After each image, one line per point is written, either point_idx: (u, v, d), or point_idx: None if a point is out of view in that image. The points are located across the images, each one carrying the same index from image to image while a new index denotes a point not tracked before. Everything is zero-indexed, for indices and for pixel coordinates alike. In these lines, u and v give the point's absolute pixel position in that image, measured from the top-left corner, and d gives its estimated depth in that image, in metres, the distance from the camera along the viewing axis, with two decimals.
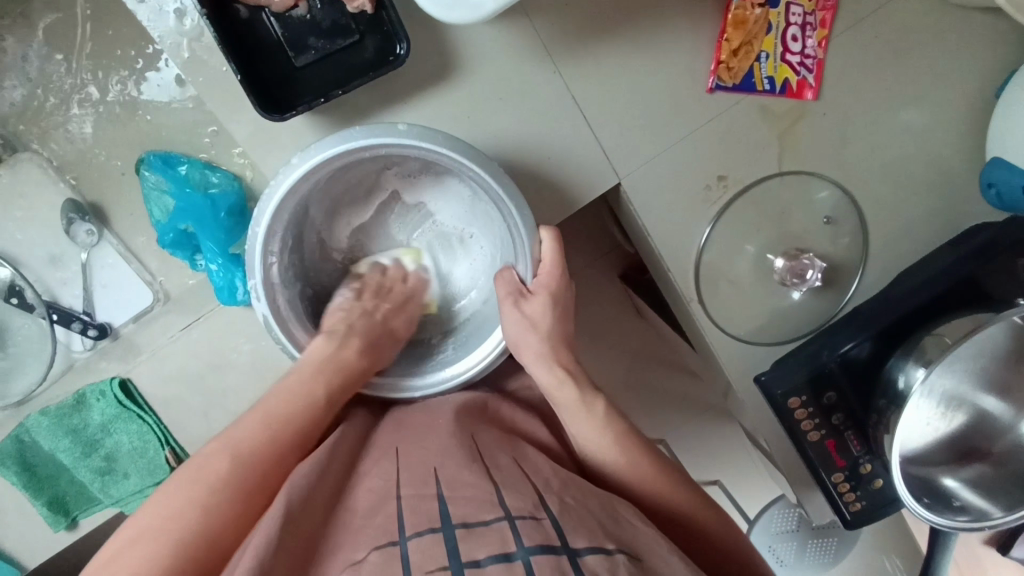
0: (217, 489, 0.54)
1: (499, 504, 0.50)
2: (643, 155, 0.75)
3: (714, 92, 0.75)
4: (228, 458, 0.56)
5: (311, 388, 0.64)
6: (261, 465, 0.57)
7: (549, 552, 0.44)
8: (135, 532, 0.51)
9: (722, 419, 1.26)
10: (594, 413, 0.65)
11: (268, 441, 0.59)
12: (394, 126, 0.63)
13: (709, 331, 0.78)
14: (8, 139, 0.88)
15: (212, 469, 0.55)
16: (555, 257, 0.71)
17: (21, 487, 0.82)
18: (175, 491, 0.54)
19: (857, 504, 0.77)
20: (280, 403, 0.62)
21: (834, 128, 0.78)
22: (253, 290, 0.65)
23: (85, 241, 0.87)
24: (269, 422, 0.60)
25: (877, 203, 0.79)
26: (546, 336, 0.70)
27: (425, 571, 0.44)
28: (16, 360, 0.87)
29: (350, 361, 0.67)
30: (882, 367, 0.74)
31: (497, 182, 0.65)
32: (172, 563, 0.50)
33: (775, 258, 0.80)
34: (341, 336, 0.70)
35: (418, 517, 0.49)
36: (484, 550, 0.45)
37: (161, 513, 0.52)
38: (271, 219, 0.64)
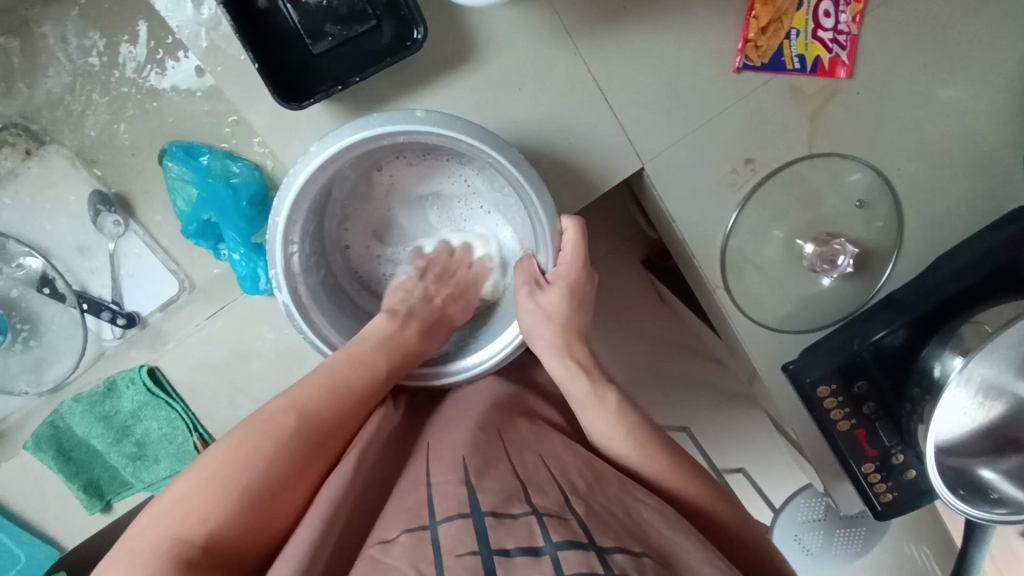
0: (289, 447, 0.55)
1: (526, 500, 0.50)
2: (667, 139, 0.73)
3: (741, 72, 0.73)
4: (297, 417, 0.57)
5: (374, 360, 0.64)
6: (322, 425, 0.58)
7: (578, 547, 0.44)
8: (208, 474, 0.51)
9: (747, 406, 1.24)
10: (606, 406, 0.65)
11: (335, 407, 0.59)
12: (413, 112, 0.62)
13: (736, 319, 0.76)
14: (35, 132, 0.89)
15: (277, 423, 0.56)
16: (576, 246, 0.69)
17: (57, 471, 0.83)
18: (245, 442, 0.54)
19: (888, 495, 0.75)
20: (345, 367, 0.62)
21: (869, 107, 0.74)
22: (275, 280, 0.66)
23: (112, 232, 0.88)
24: (335, 387, 0.60)
25: (915, 184, 0.76)
26: (561, 326, 0.70)
27: (454, 554, 0.43)
28: (49, 348, 0.90)
29: (410, 341, 0.69)
30: (917, 356, 0.72)
31: (517, 168, 0.64)
32: (235, 511, 0.50)
33: (805, 243, 0.77)
34: (403, 319, 0.71)
35: (448, 503, 0.49)
36: (513, 541, 0.44)
37: (231, 462, 0.52)
38: (290, 209, 0.64)
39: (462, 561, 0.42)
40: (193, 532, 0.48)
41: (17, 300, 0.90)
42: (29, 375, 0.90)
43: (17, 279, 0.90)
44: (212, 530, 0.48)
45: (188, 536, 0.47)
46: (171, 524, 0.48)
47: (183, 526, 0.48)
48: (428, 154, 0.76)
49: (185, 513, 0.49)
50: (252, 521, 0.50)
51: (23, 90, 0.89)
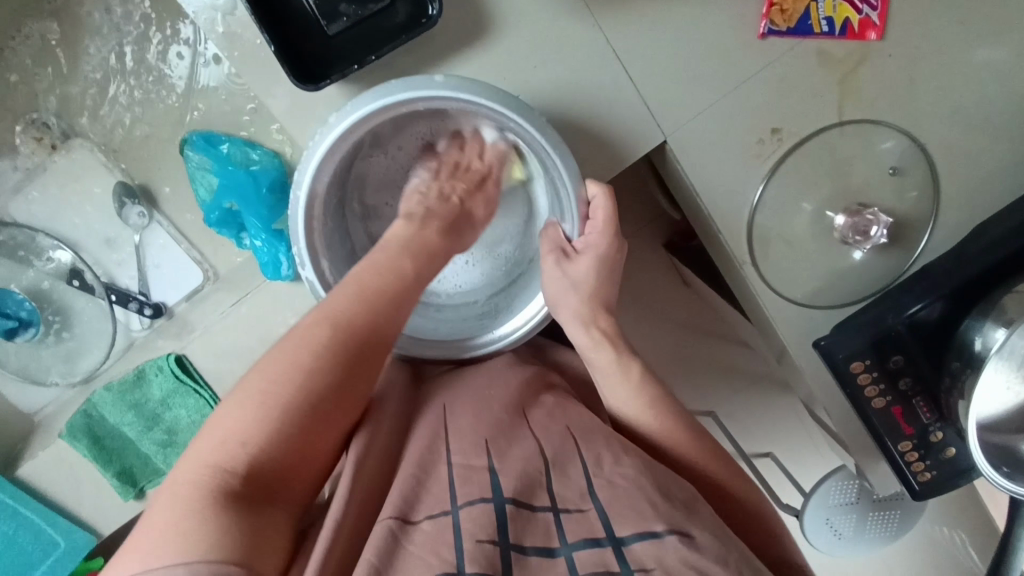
0: (326, 360, 0.50)
1: (546, 488, 0.50)
2: (690, 110, 0.71)
3: (766, 37, 0.71)
4: (332, 329, 0.52)
5: (398, 264, 0.61)
6: (359, 333, 0.54)
7: (594, 546, 0.45)
8: (242, 392, 0.48)
9: (775, 388, 1.21)
10: (629, 377, 0.64)
11: (372, 316, 0.55)
12: (432, 77, 0.61)
13: (763, 293, 0.74)
14: (59, 126, 0.90)
15: (311, 335, 0.52)
16: (609, 216, 0.68)
17: (90, 459, 0.84)
18: (281, 356, 0.49)
19: (926, 474, 0.73)
20: (373, 277, 0.58)
21: (901, 70, 0.72)
22: (297, 257, 0.66)
23: (137, 224, 0.90)
24: (364, 297, 0.57)
25: (950, 150, 0.72)
26: (589, 296, 0.68)
27: (475, 539, 0.43)
28: (80, 340, 0.92)
29: (433, 240, 0.67)
30: (955, 330, 0.69)
31: (540, 132, 0.63)
32: (276, 433, 0.46)
33: (835, 215, 0.74)
34: (421, 219, 0.69)
35: (471, 488, 0.49)
36: (530, 538, 0.46)
37: (266, 381, 0.48)
38: (312, 182, 0.64)
39: (481, 547, 0.43)
40: (235, 459, 0.44)
41: (47, 293, 0.92)
42: (61, 366, 0.92)
43: (47, 272, 0.92)
44: (258, 457, 0.45)
45: (232, 465, 0.44)
46: (210, 451, 0.45)
47: (223, 454, 0.44)
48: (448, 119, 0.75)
49: (225, 443, 0.45)
50: (297, 444, 0.48)
51: (47, 85, 0.90)
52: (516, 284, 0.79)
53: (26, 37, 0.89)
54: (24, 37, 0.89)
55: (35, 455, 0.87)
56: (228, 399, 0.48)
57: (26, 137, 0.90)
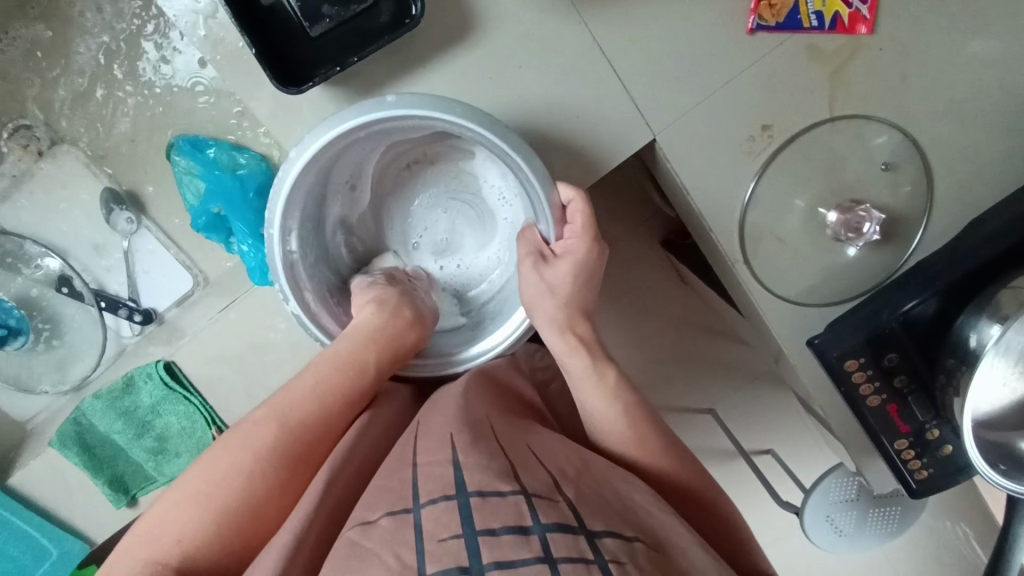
0: (268, 465, 0.53)
1: (515, 478, 0.48)
2: (678, 108, 0.70)
3: (754, 33, 0.70)
4: (278, 427, 0.55)
5: (357, 353, 0.62)
6: (308, 436, 0.56)
7: (567, 531, 0.43)
8: (185, 492, 0.52)
9: (773, 385, 1.21)
10: (603, 381, 0.64)
11: (321, 415, 0.57)
12: (386, 98, 0.61)
13: (756, 292, 0.73)
14: (46, 132, 0.90)
15: (259, 435, 0.54)
16: (587, 221, 0.68)
17: (82, 467, 0.83)
18: (225, 453, 0.53)
19: (924, 471, 0.72)
20: (329, 370, 0.60)
21: (892, 63, 0.71)
22: (281, 290, 0.66)
23: (126, 229, 0.89)
24: (320, 395, 0.58)
25: (944, 144, 0.72)
26: (564, 301, 0.68)
27: (436, 539, 0.42)
28: (71, 348, 0.91)
29: (400, 330, 0.66)
30: (950, 326, 0.68)
31: (502, 139, 0.62)
32: (204, 531, 0.50)
33: (828, 212, 0.73)
34: (392, 305, 0.68)
35: (432, 485, 0.47)
36: (499, 520, 0.43)
37: (209, 479, 0.52)
38: (283, 217, 0.64)
39: (444, 546, 0.42)
40: (167, 555, 0.48)
41: (37, 301, 0.92)
42: (53, 375, 0.92)
43: (37, 280, 0.91)
44: (187, 552, 0.49)
45: (163, 559, 0.48)
46: (149, 547, 0.49)
47: (157, 550, 0.49)
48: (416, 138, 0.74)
49: (165, 536, 0.50)
50: (233, 535, 0.50)
51: (34, 91, 0.90)
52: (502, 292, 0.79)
53: (14, 40, 0.89)
54: (11, 40, 0.89)
55: (26, 464, 0.86)
56: (177, 493, 0.53)
57: (14, 144, 0.89)
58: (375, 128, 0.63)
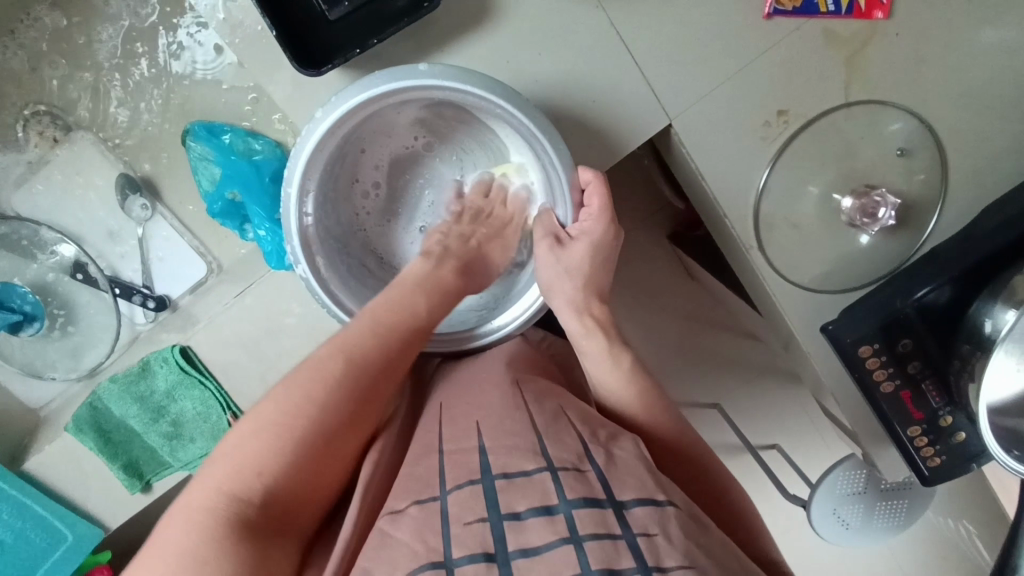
0: (337, 394, 0.53)
1: (542, 452, 0.49)
2: (695, 92, 0.71)
3: (771, 17, 0.70)
4: (343, 367, 0.54)
5: (414, 302, 0.62)
6: (370, 366, 0.56)
7: (594, 506, 0.44)
8: (257, 421, 0.51)
9: (780, 380, 1.21)
10: (620, 364, 0.65)
11: (383, 353, 0.57)
12: (416, 67, 0.62)
13: (770, 278, 0.73)
14: (61, 119, 0.90)
15: (327, 368, 0.54)
16: (604, 203, 0.68)
17: (97, 451, 0.84)
18: (295, 386, 0.52)
19: (936, 459, 0.72)
20: (388, 312, 0.60)
21: (908, 50, 0.71)
22: (292, 253, 0.67)
23: (140, 216, 0.90)
24: (380, 331, 0.58)
25: (958, 131, 0.72)
26: (583, 282, 0.69)
27: (462, 523, 0.44)
28: (85, 334, 0.92)
29: (447, 280, 0.67)
30: (966, 311, 0.68)
31: (524, 115, 0.63)
32: (286, 467, 0.49)
33: (842, 198, 0.74)
34: (438, 259, 0.69)
35: (458, 471, 0.49)
36: (524, 503, 0.45)
37: (278, 417, 0.51)
38: (301, 180, 0.65)
39: (469, 530, 0.43)
40: (251, 489, 0.48)
41: (52, 286, 0.92)
42: (67, 361, 0.92)
43: (51, 266, 0.92)
44: (267, 485, 0.49)
45: (245, 493, 0.48)
46: (226, 477, 0.48)
47: (239, 485, 0.48)
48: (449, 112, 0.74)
49: (240, 468, 0.49)
50: (309, 471, 0.51)
51: (49, 79, 0.90)
52: (516, 274, 0.78)
53: (35, 20, 0.89)
54: (33, 21, 0.89)
55: (41, 448, 0.86)
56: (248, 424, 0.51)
57: (29, 131, 0.90)
58: (398, 97, 0.64)
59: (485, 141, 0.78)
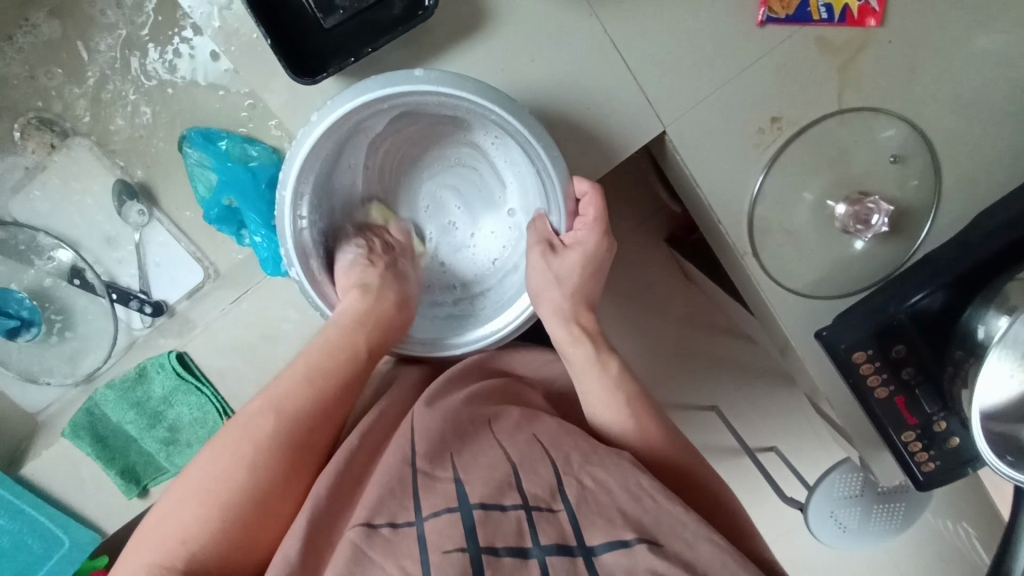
0: (266, 452, 0.55)
1: (517, 487, 0.50)
2: (689, 99, 0.71)
3: (764, 25, 0.70)
4: (274, 416, 0.57)
5: (349, 339, 0.64)
6: (303, 420, 0.57)
7: (564, 553, 0.47)
8: (184, 490, 0.53)
9: (777, 382, 1.21)
10: (605, 372, 0.65)
11: (314, 401, 0.59)
12: (411, 72, 0.62)
13: (765, 284, 0.74)
14: (59, 124, 0.90)
15: (257, 425, 0.56)
16: (599, 214, 0.68)
17: (95, 457, 0.84)
18: (220, 450, 0.54)
19: (930, 464, 0.72)
20: (320, 356, 0.62)
21: (900, 58, 0.71)
22: (286, 257, 0.67)
23: (137, 221, 0.91)
24: (312, 377, 0.60)
25: (951, 139, 0.72)
26: (571, 292, 0.70)
27: (441, 552, 0.45)
28: (83, 339, 0.93)
29: (386, 311, 0.69)
30: (958, 318, 0.69)
31: (519, 122, 0.63)
32: (214, 527, 0.51)
33: (836, 205, 0.74)
34: (376, 289, 0.71)
35: (433, 498, 0.49)
36: (501, 540, 0.46)
37: (213, 475, 0.53)
38: (295, 182, 0.65)
39: (448, 558, 0.44)
40: (197, 531, 0.50)
41: (49, 291, 0.93)
42: (64, 365, 0.93)
43: (48, 271, 0.92)
44: (194, 550, 0.49)
45: (192, 536, 0.50)
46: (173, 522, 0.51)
47: (163, 553, 0.49)
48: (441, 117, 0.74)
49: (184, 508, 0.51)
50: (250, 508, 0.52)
51: (46, 85, 0.90)
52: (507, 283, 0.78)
53: (32, 26, 0.89)
54: (30, 27, 0.89)
55: (36, 454, 0.86)
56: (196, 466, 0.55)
57: (27, 136, 0.90)
58: (395, 101, 0.64)
59: (476, 142, 0.78)
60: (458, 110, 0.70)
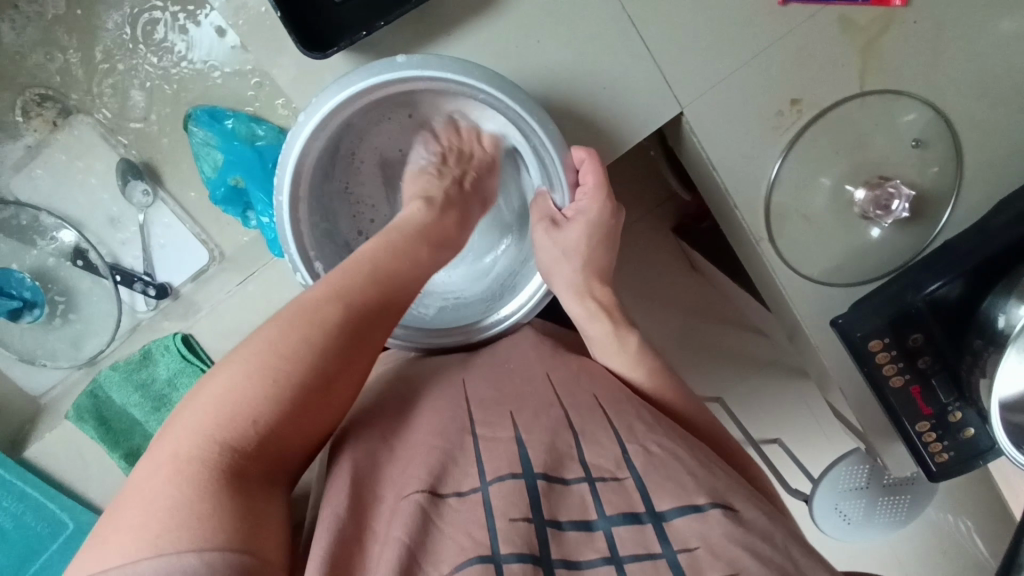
0: (336, 338, 0.49)
1: (579, 459, 0.50)
2: (707, 79, 0.69)
3: (787, 3, 0.68)
4: (344, 306, 0.51)
5: (412, 249, 0.61)
6: (370, 314, 0.53)
7: (633, 521, 0.45)
8: (245, 360, 0.45)
9: (784, 375, 1.20)
10: (625, 348, 0.64)
11: (380, 298, 0.54)
12: (393, 59, 0.60)
13: (783, 271, 0.72)
14: (60, 102, 0.88)
15: (323, 311, 0.50)
16: (599, 179, 0.67)
17: (98, 440, 0.85)
18: (286, 326, 0.48)
19: (944, 455, 0.71)
20: (387, 260, 0.57)
21: (926, 37, 0.69)
22: (291, 261, 0.66)
23: (142, 202, 0.89)
24: (378, 279, 0.55)
25: (977, 122, 0.70)
26: (581, 264, 0.69)
27: (508, 517, 0.43)
28: (85, 322, 0.92)
29: (448, 228, 0.67)
30: (977, 307, 0.67)
31: (510, 99, 0.61)
32: (280, 412, 0.45)
33: (855, 190, 0.72)
34: (441, 206, 0.69)
35: (498, 460, 0.48)
36: (565, 513, 0.46)
37: (281, 349, 0.46)
38: (292, 186, 0.65)
39: (516, 526, 0.43)
40: (243, 439, 0.43)
41: (52, 272, 0.91)
42: (67, 348, 0.92)
43: (51, 251, 0.91)
44: (268, 433, 0.44)
45: (239, 442, 0.43)
46: (211, 421, 0.42)
47: (230, 430, 0.43)
48: (425, 104, 0.72)
49: (226, 407, 0.43)
50: (290, 424, 0.45)
51: (46, 62, 0.88)
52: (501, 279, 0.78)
53: None
54: None
55: (41, 436, 0.87)
56: (228, 365, 0.45)
57: (27, 113, 0.88)
58: (382, 91, 0.63)
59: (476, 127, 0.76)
60: (449, 95, 0.68)
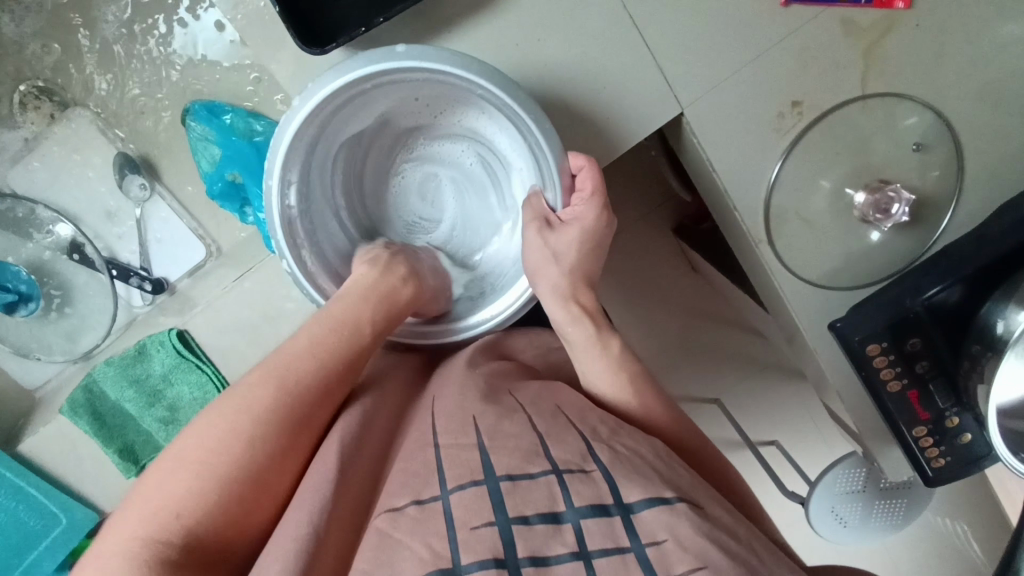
0: (266, 426, 0.51)
1: (544, 453, 0.49)
2: (706, 81, 0.69)
3: (789, 5, 0.68)
4: (276, 388, 0.53)
5: (356, 316, 0.61)
6: (307, 395, 0.54)
7: (601, 514, 0.45)
8: (177, 462, 0.49)
9: (781, 378, 1.20)
10: (607, 351, 0.64)
11: (320, 376, 0.55)
12: (393, 48, 0.59)
13: (780, 274, 0.72)
14: (60, 94, 0.88)
15: (255, 397, 0.52)
16: (596, 186, 0.67)
17: (92, 435, 0.85)
18: (218, 420, 0.51)
19: (940, 460, 0.71)
20: (323, 331, 0.58)
21: (928, 41, 0.69)
22: (278, 247, 0.65)
23: (138, 196, 0.89)
24: (318, 352, 0.56)
25: (976, 128, 0.70)
26: (569, 269, 0.68)
27: (470, 527, 0.43)
28: (79, 317, 0.91)
29: (391, 289, 0.66)
30: (976, 311, 0.67)
31: (509, 96, 0.61)
32: (206, 505, 0.47)
33: (856, 192, 0.71)
34: (386, 263, 0.69)
35: (458, 469, 0.47)
36: (532, 507, 0.45)
37: (209, 444, 0.49)
38: (283, 169, 0.64)
39: (477, 534, 0.43)
40: (169, 533, 0.46)
41: (49, 265, 0.91)
42: (62, 343, 0.91)
43: (47, 245, 0.90)
44: (193, 526, 0.46)
45: (165, 537, 0.46)
46: (140, 526, 0.46)
47: (158, 527, 0.46)
48: (426, 99, 0.72)
49: (155, 513, 0.47)
50: (223, 513, 0.48)
51: (45, 54, 0.87)
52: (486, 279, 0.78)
53: None
54: None
55: (35, 430, 0.87)
56: (162, 470, 0.49)
57: (27, 105, 0.88)
58: (381, 80, 0.62)
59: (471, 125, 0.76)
60: (448, 87, 0.67)
